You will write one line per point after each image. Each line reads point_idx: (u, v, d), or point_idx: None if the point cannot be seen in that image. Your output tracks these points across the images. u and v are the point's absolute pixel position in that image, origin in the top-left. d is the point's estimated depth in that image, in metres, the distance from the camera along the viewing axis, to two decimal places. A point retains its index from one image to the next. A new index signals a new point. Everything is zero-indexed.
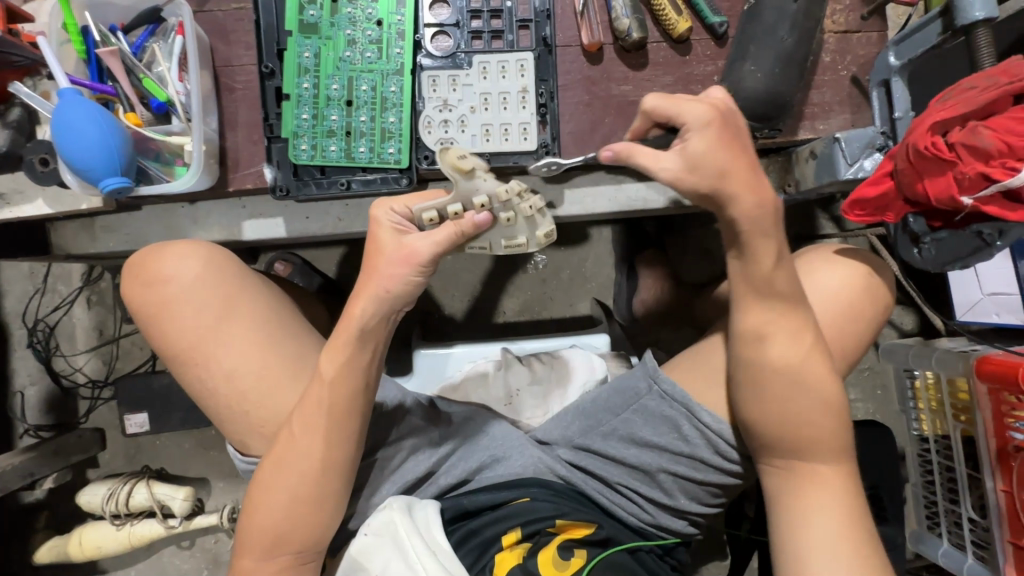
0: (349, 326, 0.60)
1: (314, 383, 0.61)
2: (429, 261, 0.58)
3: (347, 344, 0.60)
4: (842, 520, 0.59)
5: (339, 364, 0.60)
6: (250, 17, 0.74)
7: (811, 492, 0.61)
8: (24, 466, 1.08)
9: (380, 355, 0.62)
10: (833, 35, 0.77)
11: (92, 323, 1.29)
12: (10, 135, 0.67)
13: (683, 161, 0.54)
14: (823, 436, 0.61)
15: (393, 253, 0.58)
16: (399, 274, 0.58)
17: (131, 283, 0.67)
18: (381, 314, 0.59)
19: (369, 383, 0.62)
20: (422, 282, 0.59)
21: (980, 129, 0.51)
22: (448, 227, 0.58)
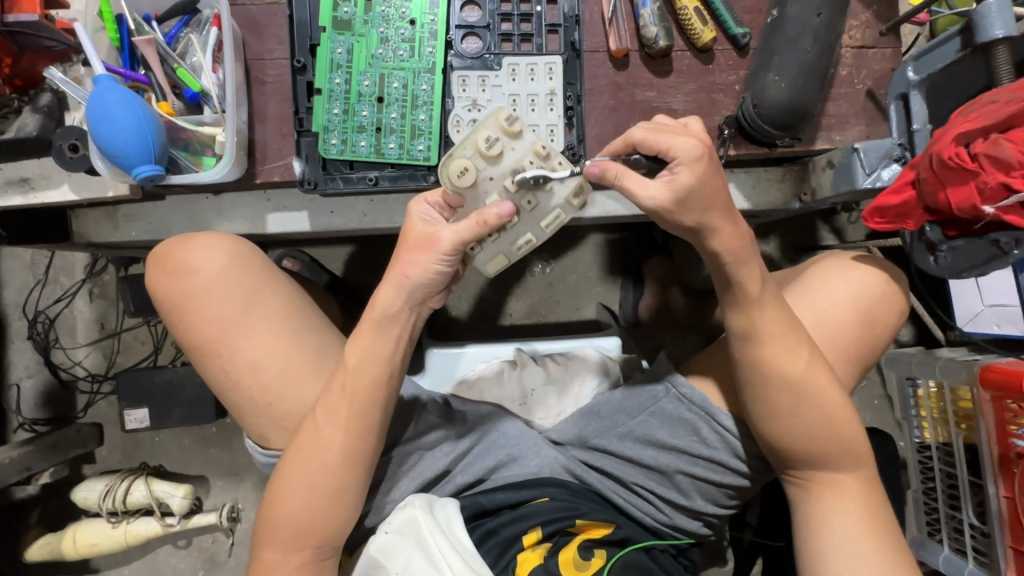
0: (373, 316, 0.61)
1: (338, 372, 0.62)
2: (448, 249, 0.58)
3: (371, 333, 0.62)
4: (863, 521, 0.61)
5: (362, 352, 0.62)
6: (283, 12, 0.74)
7: (831, 494, 0.63)
8: (22, 459, 1.06)
9: (403, 347, 0.63)
10: (849, 50, 0.79)
11: (93, 316, 1.27)
12: (41, 121, 0.66)
13: (670, 190, 0.54)
14: (843, 440, 0.62)
15: (416, 243, 0.60)
16: (421, 261, 0.59)
17: (155, 273, 0.67)
18: (404, 303, 0.61)
19: (393, 372, 0.63)
20: (444, 271, 0.60)
21: (1001, 141, 0.54)
22: (470, 223, 0.58)
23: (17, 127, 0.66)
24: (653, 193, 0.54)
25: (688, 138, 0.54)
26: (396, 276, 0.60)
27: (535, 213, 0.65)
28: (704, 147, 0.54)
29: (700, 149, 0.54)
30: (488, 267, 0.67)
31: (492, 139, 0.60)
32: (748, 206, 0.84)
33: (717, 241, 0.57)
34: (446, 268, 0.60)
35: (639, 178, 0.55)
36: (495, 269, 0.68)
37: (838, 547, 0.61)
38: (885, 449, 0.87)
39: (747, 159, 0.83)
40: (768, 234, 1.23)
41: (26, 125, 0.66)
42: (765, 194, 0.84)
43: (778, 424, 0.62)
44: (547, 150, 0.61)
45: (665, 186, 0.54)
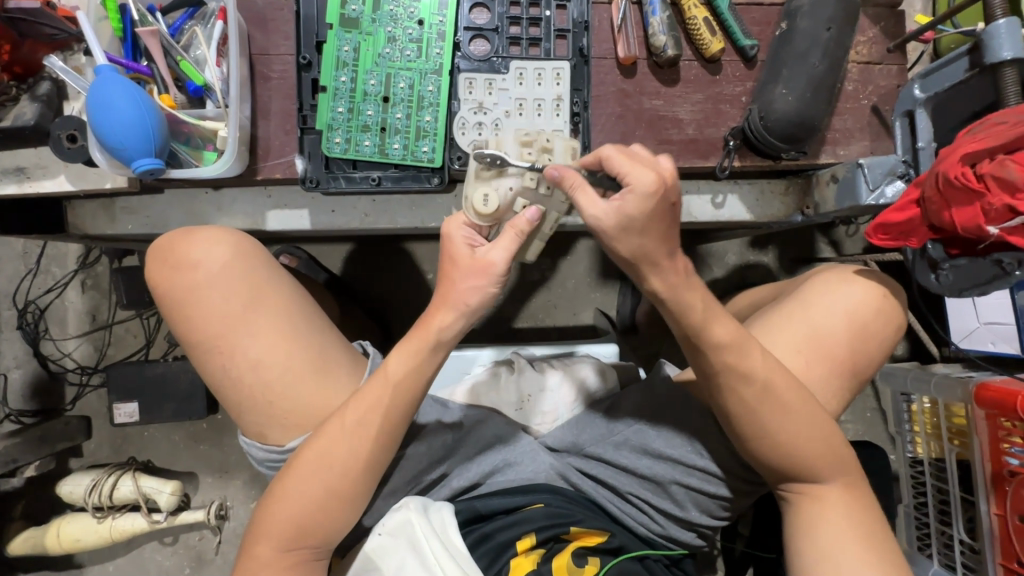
0: (426, 332, 0.60)
1: (373, 381, 0.61)
2: (505, 269, 0.59)
3: (415, 347, 0.60)
4: (860, 536, 0.61)
5: (407, 367, 0.60)
6: (289, 7, 0.74)
7: (820, 508, 0.63)
8: (7, 452, 1.04)
9: (443, 362, 0.63)
10: (856, 65, 0.80)
11: (85, 307, 1.25)
12: (40, 109, 0.65)
13: (615, 216, 0.53)
14: (821, 453, 0.62)
15: (466, 269, 0.59)
16: (475, 284, 0.59)
17: (155, 266, 0.66)
18: (458, 325, 0.60)
19: (425, 387, 0.63)
20: (496, 290, 0.60)
21: (1006, 162, 0.53)
22: (506, 234, 0.58)
23: (15, 115, 0.65)
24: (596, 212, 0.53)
25: (647, 169, 0.52)
26: (455, 298, 0.59)
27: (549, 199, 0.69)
28: (659, 185, 0.51)
29: (655, 185, 0.52)
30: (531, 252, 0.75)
31: (493, 157, 0.62)
32: (751, 218, 0.84)
33: (655, 278, 0.56)
34: (502, 287, 0.60)
35: (590, 195, 0.54)
36: (538, 252, 0.75)
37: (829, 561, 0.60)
38: (877, 464, 0.88)
39: (751, 171, 0.83)
40: (766, 246, 1.24)
41: (24, 113, 0.65)
42: (768, 207, 0.84)
43: (768, 441, 0.61)
44: (529, 132, 0.64)
45: (610, 209, 0.53)
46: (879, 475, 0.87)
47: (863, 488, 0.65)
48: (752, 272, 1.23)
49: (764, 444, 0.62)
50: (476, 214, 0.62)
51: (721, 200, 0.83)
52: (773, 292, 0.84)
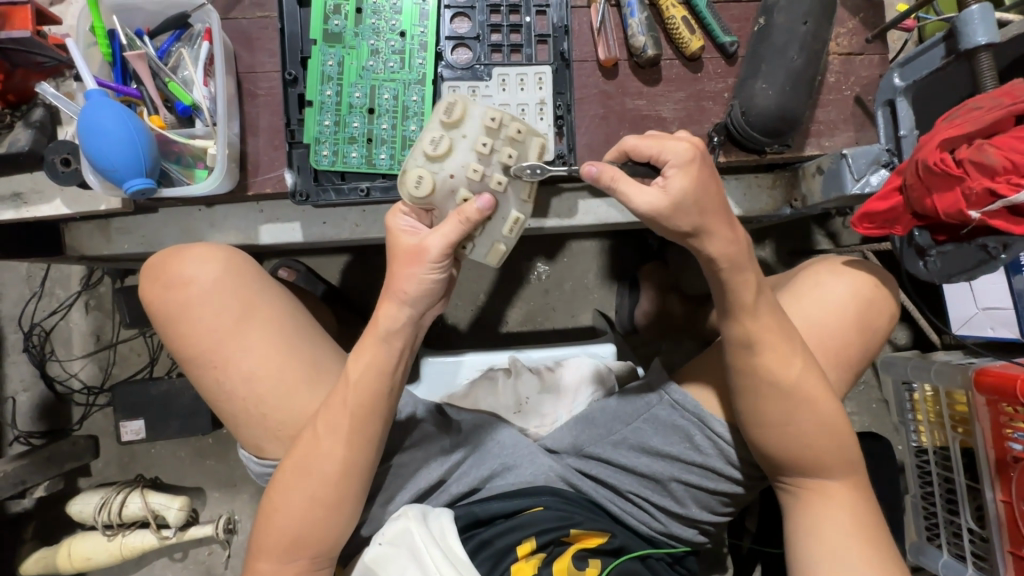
0: (378, 328, 0.61)
1: (340, 384, 0.62)
2: (437, 256, 0.58)
3: (374, 346, 0.61)
4: (855, 527, 0.61)
5: (365, 365, 0.61)
6: (274, 25, 0.75)
7: (823, 502, 0.62)
8: (16, 473, 1.05)
9: (405, 357, 0.63)
10: (837, 57, 0.80)
11: (89, 328, 1.27)
12: (34, 135, 0.67)
13: (665, 195, 0.52)
14: (826, 452, 0.61)
15: (405, 256, 0.60)
16: (414, 273, 0.59)
17: (149, 285, 0.67)
18: (410, 318, 0.61)
19: (392, 387, 0.63)
20: (438, 279, 0.60)
21: (986, 147, 0.54)
22: (452, 220, 0.59)
23: (10, 142, 0.67)
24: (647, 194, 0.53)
25: (678, 143, 0.54)
26: (397, 287, 0.60)
27: (511, 193, 0.64)
28: (694, 152, 0.53)
29: (690, 153, 0.53)
30: (489, 258, 0.67)
31: (436, 138, 0.61)
32: (739, 212, 0.84)
33: (714, 245, 0.55)
34: (440, 275, 0.60)
35: (636, 186, 0.53)
36: (498, 260, 0.67)
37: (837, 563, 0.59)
38: (880, 456, 0.88)
39: (736, 166, 0.83)
40: (763, 240, 1.24)
41: (18, 139, 0.67)
42: (756, 201, 0.85)
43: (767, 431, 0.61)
44: (496, 119, 0.61)
45: (659, 188, 0.53)
46: (882, 467, 0.88)
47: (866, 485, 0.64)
48: None
49: (766, 435, 0.62)
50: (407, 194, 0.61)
51: None
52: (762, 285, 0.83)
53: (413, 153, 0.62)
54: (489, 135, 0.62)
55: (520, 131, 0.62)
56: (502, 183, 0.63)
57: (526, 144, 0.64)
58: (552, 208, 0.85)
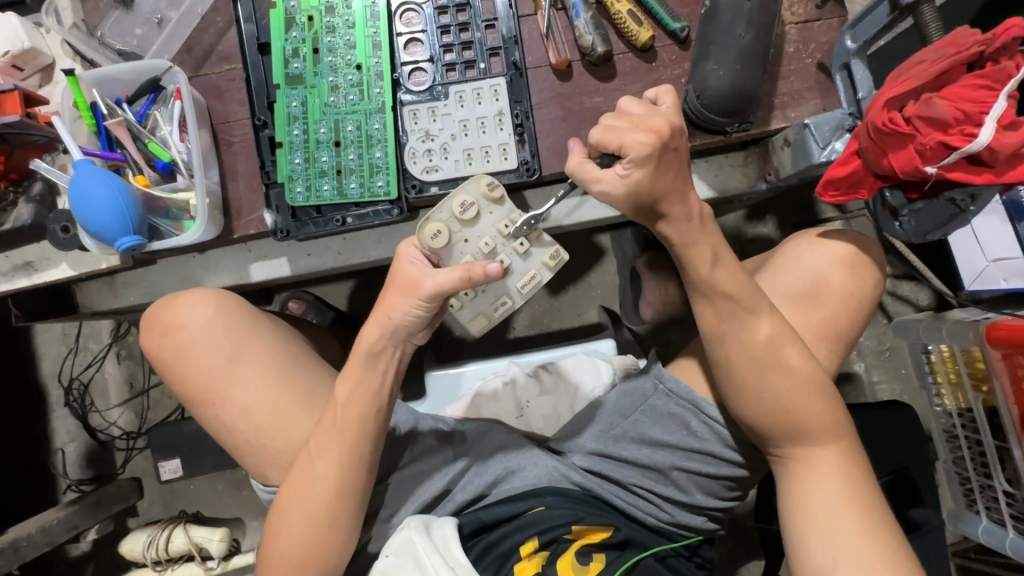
0: (359, 353, 0.65)
1: (328, 407, 0.65)
2: (428, 295, 0.61)
3: (359, 372, 0.65)
4: (843, 494, 0.60)
5: (350, 388, 0.65)
6: (241, 75, 0.79)
7: (813, 471, 0.61)
8: (68, 519, 1.13)
9: (389, 379, 0.66)
10: (793, 26, 0.79)
11: (122, 376, 1.35)
12: (35, 209, 0.73)
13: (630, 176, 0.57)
14: (813, 418, 0.61)
15: (400, 285, 0.63)
16: (402, 303, 0.63)
17: (148, 332, 0.72)
18: (390, 338, 0.64)
19: (380, 409, 0.66)
20: (423, 315, 0.63)
21: (934, 100, 0.53)
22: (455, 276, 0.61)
23: (14, 217, 0.73)
24: (603, 182, 0.59)
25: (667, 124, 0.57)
26: (384, 313, 0.63)
27: (510, 275, 0.72)
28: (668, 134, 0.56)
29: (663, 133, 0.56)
30: (472, 324, 0.73)
31: (467, 203, 0.68)
32: (714, 194, 0.84)
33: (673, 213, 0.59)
34: (426, 312, 0.63)
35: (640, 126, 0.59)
36: (478, 328, 0.72)
37: (827, 534, 0.58)
38: (895, 425, 0.86)
39: (705, 148, 0.83)
40: (762, 215, 1.22)
41: (21, 214, 0.73)
42: (729, 180, 0.84)
43: (744, 395, 0.62)
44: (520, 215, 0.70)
45: (619, 176, 0.58)
46: (897, 436, 0.85)
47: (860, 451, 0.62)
48: (750, 245, 1.22)
49: (748, 401, 0.62)
50: (421, 238, 0.67)
51: None
52: (746, 267, 0.82)
53: (442, 208, 0.69)
54: (510, 221, 0.70)
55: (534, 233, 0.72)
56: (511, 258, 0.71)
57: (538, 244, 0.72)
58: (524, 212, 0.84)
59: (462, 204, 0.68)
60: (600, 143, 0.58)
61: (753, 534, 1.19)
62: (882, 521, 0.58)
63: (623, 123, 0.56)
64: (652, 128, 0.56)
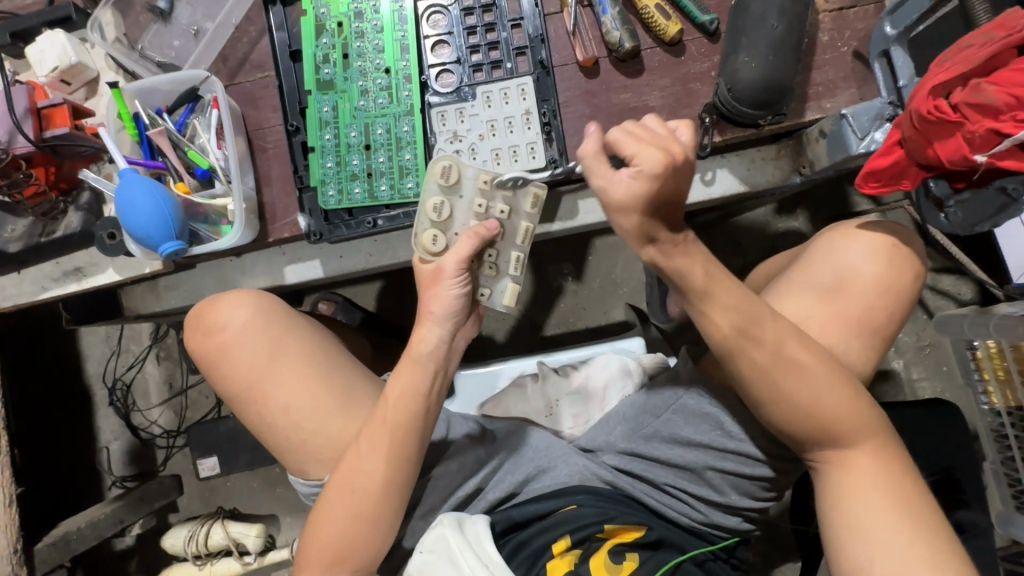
0: (413, 353, 0.66)
1: (379, 408, 0.66)
2: (454, 270, 0.66)
3: (410, 369, 0.66)
4: (883, 492, 0.57)
5: (403, 387, 0.66)
6: (273, 82, 0.81)
7: (840, 471, 0.60)
8: (114, 514, 1.17)
9: (440, 377, 0.67)
10: (828, 14, 0.77)
11: (162, 377, 1.39)
12: (84, 217, 0.77)
13: (626, 191, 0.53)
14: (845, 415, 0.59)
15: (429, 280, 0.68)
16: (449, 292, 0.66)
17: (191, 331, 0.75)
18: (444, 342, 0.67)
19: (431, 405, 0.67)
20: (462, 293, 0.66)
21: (983, 86, 0.51)
22: (462, 241, 0.67)
23: (66, 225, 0.77)
24: (610, 185, 0.54)
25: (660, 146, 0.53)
26: (427, 310, 0.66)
27: (508, 237, 0.72)
28: (667, 164, 0.52)
29: (662, 165, 0.52)
30: (507, 301, 0.72)
31: (439, 204, 0.69)
32: (746, 188, 0.82)
33: None
34: (463, 288, 0.66)
35: (604, 168, 0.54)
36: (513, 300, 0.72)
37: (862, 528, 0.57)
38: (942, 424, 0.83)
39: (737, 142, 0.81)
40: (794, 209, 1.19)
41: (72, 221, 0.77)
42: (762, 174, 0.82)
43: (771, 397, 0.59)
44: (488, 179, 0.70)
45: (627, 180, 0.53)
46: (945, 435, 0.83)
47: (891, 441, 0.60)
48: (781, 240, 1.19)
49: (774, 408, 0.60)
50: (423, 249, 0.69)
51: (711, 177, 0.82)
52: (778, 263, 0.81)
53: (419, 217, 0.70)
54: (485, 190, 0.70)
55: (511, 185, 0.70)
56: (504, 211, 0.71)
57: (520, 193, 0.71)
58: (550, 211, 0.84)
59: (433, 202, 0.69)
60: (617, 143, 0.54)
61: (788, 535, 1.16)
62: (924, 522, 0.56)
63: (644, 134, 0.53)
64: (666, 147, 0.53)
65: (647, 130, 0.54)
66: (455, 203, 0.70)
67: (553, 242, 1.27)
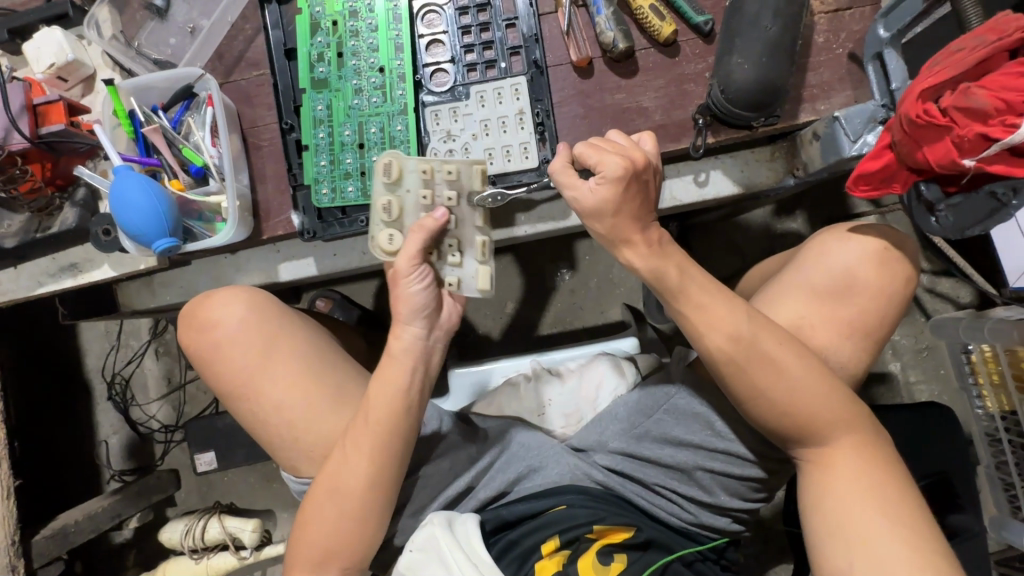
0: (389, 352, 0.67)
1: (363, 406, 0.67)
2: (409, 266, 0.66)
3: (387, 368, 0.66)
4: (870, 494, 0.57)
5: (380, 386, 0.66)
6: (269, 81, 0.81)
7: (827, 471, 0.59)
8: (112, 508, 1.18)
9: (418, 376, 0.67)
10: (823, 16, 0.77)
11: (161, 372, 1.40)
12: (79, 213, 0.77)
13: (591, 197, 0.57)
14: (827, 409, 0.59)
15: (392, 280, 0.67)
16: (415, 292, 0.66)
17: (184, 328, 0.75)
18: (419, 339, 0.67)
19: (410, 403, 0.67)
20: (424, 290, 0.66)
21: (972, 90, 0.50)
22: (414, 236, 0.67)
23: (61, 221, 0.77)
24: (576, 191, 0.58)
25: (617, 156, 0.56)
26: (395, 310, 0.67)
27: (461, 224, 0.72)
28: (626, 170, 0.55)
29: (623, 171, 0.55)
30: (478, 287, 0.72)
31: (387, 203, 0.69)
32: (740, 190, 0.82)
33: None
34: (425, 284, 0.66)
35: (569, 177, 0.59)
36: (486, 284, 0.72)
37: (840, 527, 0.57)
38: (935, 427, 0.83)
39: (731, 144, 0.81)
40: (791, 211, 1.19)
41: (67, 217, 0.77)
42: (756, 176, 0.82)
43: (760, 402, 0.59)
44: (428, 169, 0.70)
45: (589, 189, 0.57)
46: (937, 439, 0.83)
47: (879, 441, 0.60)
48: (778, 242, 1.19)
49: (758, 406, 0.59)
50: (380, 251, 0.69)
51: (705, 178, 0.82)
52: (771, 265, 0.81)
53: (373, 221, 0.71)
54: (428, 180, 0.70)
55: (451, 171, 0.71)
56: (453, 198, 0.71)
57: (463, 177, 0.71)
58: (543, 211, 0.84)
59: (381, 205, 0.69)
60: (582, 156, 0.58)
61: (781, 537, 1.16)
62: (912, 523, 0.55)
63: (606, 147, 0.57)
64: (627, 155, 0.56)
65: (605, 141, 0.59)
66: (404, 199, 0.71)
67: (550, 242, 1.27)
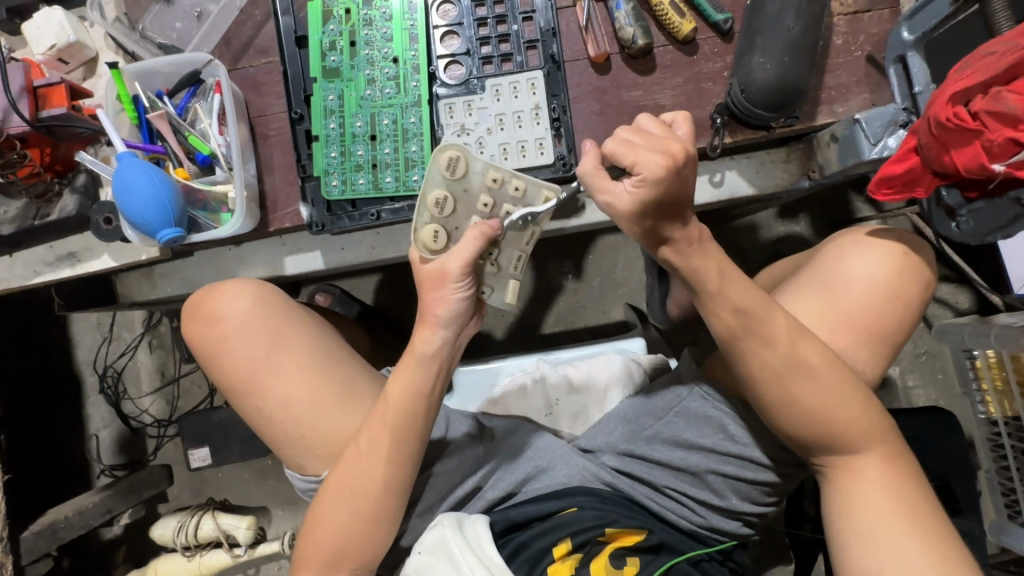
0: (414, 352, 0.65)
1: (380, 405, 0.65)
2: (459, 273, 0.63)
3: (410, 368, 0.65)
4: (892, 501, 0.57)
5: (403, 387, 0.64)
6: (278, 68, 0.79)
7: (851, 477, 0.59)
8: (103, 503, 1.15)
9: (442, 378, 0.66)
10: (842, 17, 0.76)
11: (155, 365, 1.37)
12: (79, 200, 0.74)
13: (630, 200, 0.55)
14: (856, 417, 0.59)
15: (429, 281, 0.64)
16: (442, 294, 0.64)
17: (188, 322, 0.73)
18: (445, 341, 0.65)
19: (430, 405, 0.66)
20: (464, 296, 0.64)
21: (1003, 94, 0.50)
22: (466, 242, 0.63)
23: (60, 208, 0.75)
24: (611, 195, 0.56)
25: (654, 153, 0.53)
26: (429, 312, 0.64)
27: (511, 238, 0.69)
28: (669, 166, 0.52)
29: (665, 168, 0.53)
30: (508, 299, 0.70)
31: (441, 199, 0.66)
32: (754, 191, 0.81)
33: None
34: (467, 291, 0.64)
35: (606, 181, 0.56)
36: (515, 299, 0.70)
37: (868, 533, 0.56)
38: (942, 432, 0.83)
39: (747, 144, 0.81)
40: (796, 214, 1.19)
41: (67, 205, 0.74)
42: (770, 177, 0.82)
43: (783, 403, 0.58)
44: (496, 177, 0.67)
45: (626, 191, 0.55)
46: (944, 443, 0.83)
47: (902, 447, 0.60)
48: (783, 244, 1.19)
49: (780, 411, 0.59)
50: (423, 246, 0.66)
51: (720, 178, 0.81)
52: (784, 268, 0.80)
53: (419, 212, 0.67)
54: (492, 187, 0.68)
55: (519, 186, 0.68)
56: (508, 210, 0.68)
57: (529, 195, 0.68)
58: (554, 208, 0.83)
59: (435, 198, 0.66)
60: (614, 155, 0.55)
61: (781, 539, 1.17)
62: (930, 528, 0.56)
63: (640, 142, 0.54)
64: (665, 149, 0.53)
65: (636, 134, 0.55)
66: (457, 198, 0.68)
67: (554, 240, 1.26)
